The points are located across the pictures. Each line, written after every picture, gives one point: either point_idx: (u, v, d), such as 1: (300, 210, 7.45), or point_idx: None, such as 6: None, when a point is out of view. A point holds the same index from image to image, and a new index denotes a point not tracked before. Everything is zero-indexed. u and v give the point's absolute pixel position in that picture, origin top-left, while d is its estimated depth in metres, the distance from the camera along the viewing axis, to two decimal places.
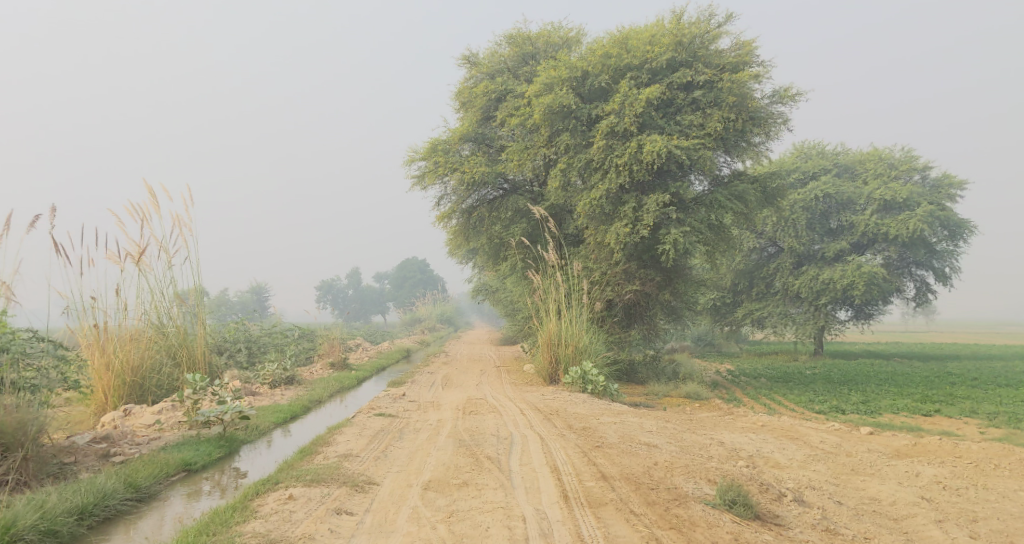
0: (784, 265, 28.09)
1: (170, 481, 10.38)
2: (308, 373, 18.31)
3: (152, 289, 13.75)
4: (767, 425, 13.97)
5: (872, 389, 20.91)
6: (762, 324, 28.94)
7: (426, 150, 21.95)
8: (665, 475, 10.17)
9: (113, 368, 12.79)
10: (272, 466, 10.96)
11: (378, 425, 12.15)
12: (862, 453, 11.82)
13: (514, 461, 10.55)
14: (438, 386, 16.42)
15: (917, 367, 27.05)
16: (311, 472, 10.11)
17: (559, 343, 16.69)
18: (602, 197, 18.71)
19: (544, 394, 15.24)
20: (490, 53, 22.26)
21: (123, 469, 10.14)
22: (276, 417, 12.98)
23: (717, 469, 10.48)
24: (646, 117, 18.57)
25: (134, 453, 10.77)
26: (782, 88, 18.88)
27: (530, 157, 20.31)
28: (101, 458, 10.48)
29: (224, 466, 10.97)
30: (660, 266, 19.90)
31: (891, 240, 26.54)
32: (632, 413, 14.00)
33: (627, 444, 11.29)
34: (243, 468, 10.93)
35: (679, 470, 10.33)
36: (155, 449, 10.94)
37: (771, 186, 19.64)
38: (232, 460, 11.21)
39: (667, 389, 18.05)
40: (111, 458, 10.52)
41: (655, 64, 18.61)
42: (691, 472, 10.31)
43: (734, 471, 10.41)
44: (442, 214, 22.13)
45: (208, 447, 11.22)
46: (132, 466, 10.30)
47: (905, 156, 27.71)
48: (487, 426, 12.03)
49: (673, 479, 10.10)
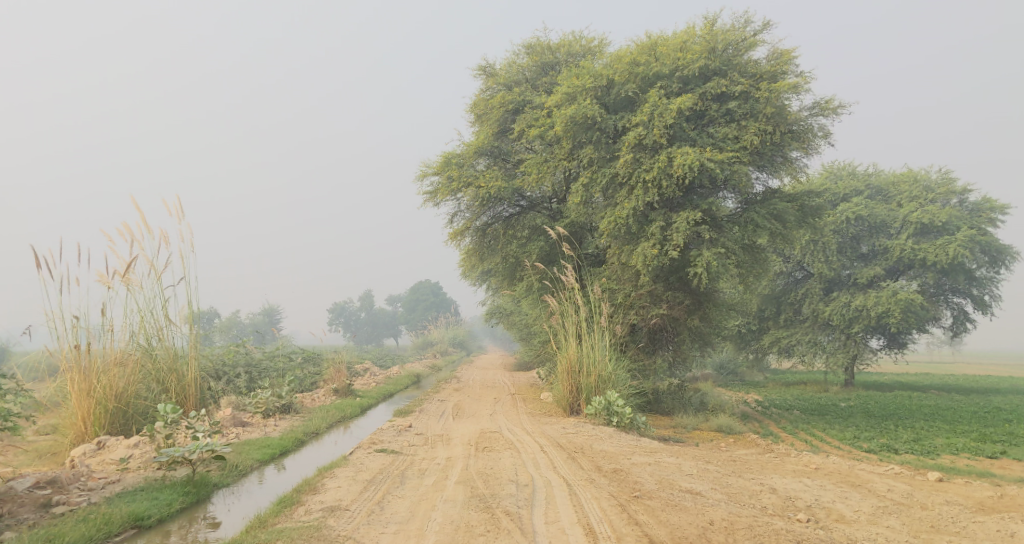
0: (812, 291, 26.34)
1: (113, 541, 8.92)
2: (310, 400, 16.80)
3: (141, 309, 12.25)
4: (822, 467, 12.29)
5: (921, 425, 19.08)
6: (790, 352, 27.16)
7: (440, 164, 20.50)
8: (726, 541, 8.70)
9: (94, 394, 11.47)
10: (244, 521, 9.39)
11: (376, 465, 10.59)
12: (941, 506, 10.17)
13: (539, 520, 9.00)
14: (449, 416, 14.84)
15: (961, 402, 25.07)
16: (285, 535, 8.62)
17: (580, 370, 15.06)
18: (628, 215, 17.18)
19: (565, 427, 13.66)
20: (507, 63, 20.82)
21: (54, 530, 8.72)
22: (263, 454, 11.43)
23: (786, 530, 9.01)
24: (676, 128, 17.08)
25: (81, 502, 9.33)
26: (823, 98, 17.28)
27: (550, 171, 18.83)
28: (39, 509, 9.10)
29: (189, 519, 9.45)
30: (689, 289, 18.21)
31: (929, 266, 24.78)
32: (667, 451, 12.34)
33: (669, 493, 9.73)
34: (213, 521, 9.41)
35: (741, 533, 8.85)
36: (105, 498, 9.45)
37: (811, 204, 17.91)
38: (201, 510, 9.67)
39: (696, 421, 16.43)
40: (51, 509, 9.13)
41: (687, 72, 17.09)
42: (756, 536, 8.85)
43: (805, 534, 9.00)
44: (454, 231, 20.60)
45: (170, 495, 9.67)
46: (73, 525, 8.93)
47: (943, 178, 25.96)
48: (504, 468, 10.47)
49: None
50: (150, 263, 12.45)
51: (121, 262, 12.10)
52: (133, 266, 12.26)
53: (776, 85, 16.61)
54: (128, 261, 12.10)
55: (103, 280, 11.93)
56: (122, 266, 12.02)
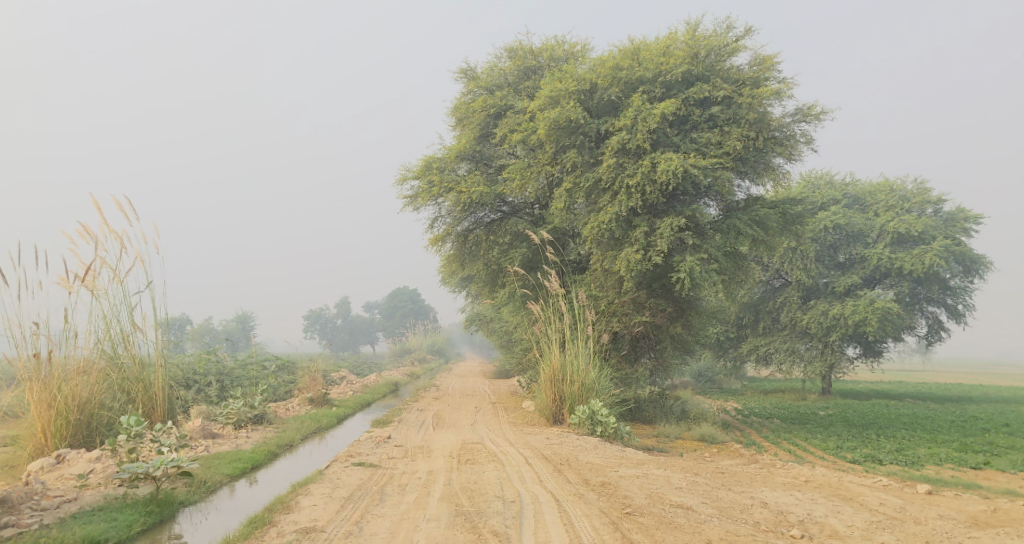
0: (790, 300, 26.21)
1: None
2: (285, 409, 16.25)
3: (106, 315, 11.65)
4: (811, 479, 12.00)
5: (901, 434, 18.90)
6: (767, 361, 27.02)
7: (419, 168, 20.08)
8: None
9: (55, 404, 10.92)
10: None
11: (354, 480, 10.13)
12: (935, 520, 9.90)
13: (529, 540, 8.63)
14: (428, 426, 14.37)
15: (938, 411, 25.02)
16: None
17: (563, 379, 14.68)
18: (611, 221, 16.85)
19: (548, 437, 13.27)
20: (489, 67, 20.44)
21: None
22: (233, 468, 10.93)
23: None
24: (660, 133, 16.79)
25: (32, 523, 8.87)
26: (805, 105, 17.06)
27: (532, 176, 18.47)
28: None
29: None
30: (672, 296, 17.92)
31: (905, 275, 24.73)
32: (654, 462, 11.99)
33: (662, 509, 9.42)
34: None
35: None
36: (58, 519, 8.99)
37: (793, 211, 17.68)
38: (162, 533, 9.20)
39: (679, 430, 16.13)
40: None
41: (670, 77, 16.82)
42: None
43: None
44: (434, 236, 20.16)
45: (129, 516, 9.20)
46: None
47: (919, 188, 25.92)
48: (488, 482, 10.08)
49: None
50: (114, 268, 11.90)
51: (84, 266, 11.56)
52: (96, 270, 11.70)
53: (759, 90, 16.39)
54: (90, 264, 11.55)
55: (64, 285, 11.37)
56: (84, 270, 11.46)
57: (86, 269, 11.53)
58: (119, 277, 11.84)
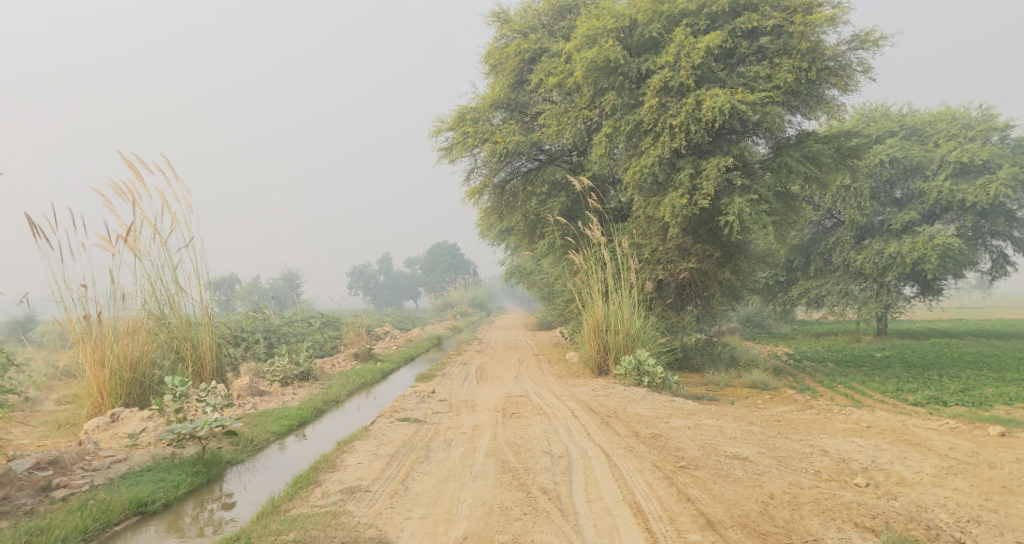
0: (843, 240, 25.28)
1: (113, 529, 8.47)
2: (329, 366, 16.15)
3: (150, 275, 11.58)
4: (874, 425, 11.49)
5: (965, 375, 18.14)
6: (819, 304, 26.23)
7: (454, 119, 19.61)
8: (792, 519, 8.09)
9: (109, 363, 10.85)
10: (253, 508, 8.83)
11: (398, 437, 9.94)
12: (1011, 464, 9.36)
13: (580, 498, 8.36)
14: (472, 380, 14.13)
15: (1001, 349, 24.04)
16: (300, 526, 8.04)
17: (608, 329, 14.27)
18: (654, 164, 16.22)
19: (595, 389, 12.93)
20: (522, 9, 19.71)
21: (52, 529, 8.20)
22: (279, 426, 10.82)
23: (857, 504, 8.36)
24: (704, 69, 16.02)
25: (83, 484, 8.90)
26: (862, 30, 16.09)
27: (570, 121, 17.85)
28: (39, 492, 8.67)
29: (198, 505, 8.92)
30: (718, 241, 17.33)
31: (967, 207, 23.64)
32: (707, 411, 11.59)
33: (717, 461, 9.06)
34: (221, 509, 8.85)
35: (807, 509, 8.23)
36: (108, 481, 9.00)
37: (848, 144, 16.83)
38: (210, 494, 9.13)
39: (729, 377, 15.68)
40: (50, 493, 8.69)
41: (715, 8, 16.00)
42: (825, 511, 8.22)
43: (878, 507, 8.36)
44: (471, 189, 19.75)
45: (177, 477, 9.15)
46: (68, 515, 8.43)
47: (982, 115, 24.59)
48: (535, 436, 9.80)
49: (805, 524, 8.05)
50: (154, 228, 11.81)
51: (126, 227, 11.45)
52: (138, 230, 11.60)
53: (812, 17, 15.47)
54: (131, 224, 11.44)
55: (107, 246, 11.28)
56: (127, 231, 11.37)
57: (128, 229, 11.42)
58: (160, 237, 11.75)
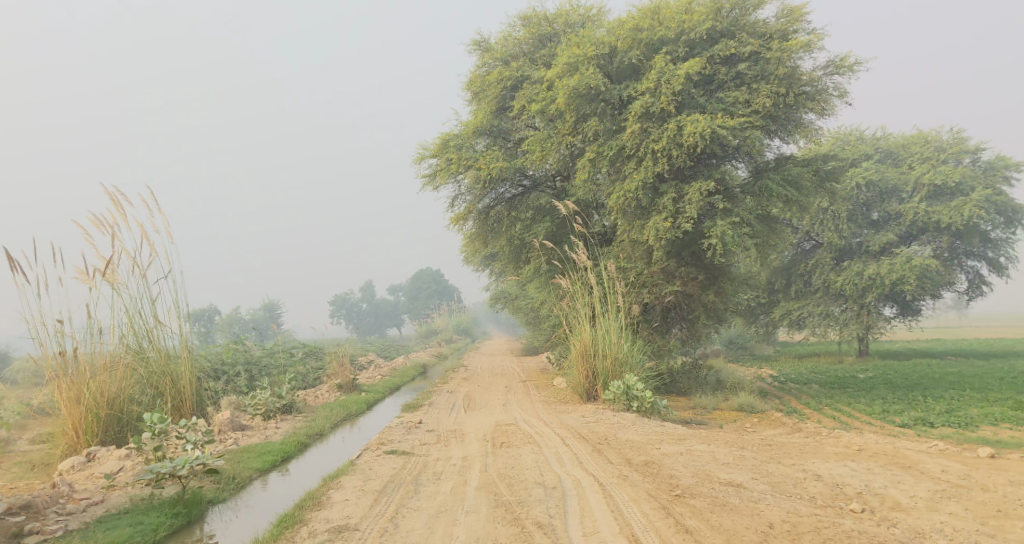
0: (823, 262, 25.40)
1: None
2: (313, 397, 15.87)
3: (128, 309, 11.28)
4: (865, 448, 11.40)
5: (948, 394, 18.17)
6: (801, 325, 26.28)
7: (436, 146, 19.56)
8: None
9: (85, 400, 10.58)
10: None
11: (386, 471, 9.71)
12: (1005, 486, 9.30)
13: (576, 532, 8.18)
14: (459, 409, 13.91)
15: (981, 368, 24.17)
16: None
17: (595, 354, 14.13)
18: (636, 189, 16.21)
19: (584, 416, 12.76)
20: (502, 37, 19.76)
21: None
22: (263, 462, 10.55)
23: (857, 532, 8.25)
24: (685, 95, 16.08)
25: (57, 529, 8.60)
26: (837, 56, 16.25)
27: (553, 147, 17.83)
28: (11, 539, 8.37)
29: None
30: (702, 264, 17.32)
31: (943, 229, 23.85)
32: (698, 437, 11.45)
33: (713, 489, 8.91)
34: None
35: (807, 538, 8.11)
36: (83, 525, 8.70)
37: (827, 167, 16.92)
38: (191, 536, 8.85)
39: (716, 401, 15.58)
40: (23, 539, 8.39)
41: (693, 35, 16.10)
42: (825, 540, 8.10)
43: (878, 534, 8.25)
44: (455, 215, 19.65)
45: (155, 520, 8.87)
46: None
47: (955, 138, 24.89)
48: (526, 467, 9.62)
49: None
50: (134, 261, 11.56)
51: (104, 260, 11.21)
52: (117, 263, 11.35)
53: (788, 43, 15.60)
54: (109, 257, 11.20)
55: (84, 279, 11.02)
56: (105, 264, 11.12)
57: (106, 262, 11.18)
58: (140, 269, 11.48)
